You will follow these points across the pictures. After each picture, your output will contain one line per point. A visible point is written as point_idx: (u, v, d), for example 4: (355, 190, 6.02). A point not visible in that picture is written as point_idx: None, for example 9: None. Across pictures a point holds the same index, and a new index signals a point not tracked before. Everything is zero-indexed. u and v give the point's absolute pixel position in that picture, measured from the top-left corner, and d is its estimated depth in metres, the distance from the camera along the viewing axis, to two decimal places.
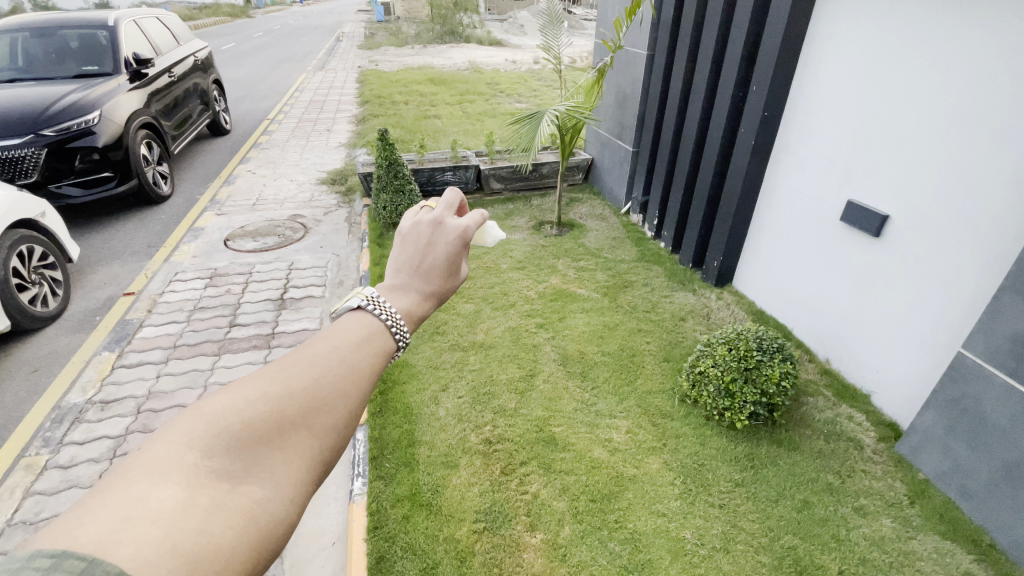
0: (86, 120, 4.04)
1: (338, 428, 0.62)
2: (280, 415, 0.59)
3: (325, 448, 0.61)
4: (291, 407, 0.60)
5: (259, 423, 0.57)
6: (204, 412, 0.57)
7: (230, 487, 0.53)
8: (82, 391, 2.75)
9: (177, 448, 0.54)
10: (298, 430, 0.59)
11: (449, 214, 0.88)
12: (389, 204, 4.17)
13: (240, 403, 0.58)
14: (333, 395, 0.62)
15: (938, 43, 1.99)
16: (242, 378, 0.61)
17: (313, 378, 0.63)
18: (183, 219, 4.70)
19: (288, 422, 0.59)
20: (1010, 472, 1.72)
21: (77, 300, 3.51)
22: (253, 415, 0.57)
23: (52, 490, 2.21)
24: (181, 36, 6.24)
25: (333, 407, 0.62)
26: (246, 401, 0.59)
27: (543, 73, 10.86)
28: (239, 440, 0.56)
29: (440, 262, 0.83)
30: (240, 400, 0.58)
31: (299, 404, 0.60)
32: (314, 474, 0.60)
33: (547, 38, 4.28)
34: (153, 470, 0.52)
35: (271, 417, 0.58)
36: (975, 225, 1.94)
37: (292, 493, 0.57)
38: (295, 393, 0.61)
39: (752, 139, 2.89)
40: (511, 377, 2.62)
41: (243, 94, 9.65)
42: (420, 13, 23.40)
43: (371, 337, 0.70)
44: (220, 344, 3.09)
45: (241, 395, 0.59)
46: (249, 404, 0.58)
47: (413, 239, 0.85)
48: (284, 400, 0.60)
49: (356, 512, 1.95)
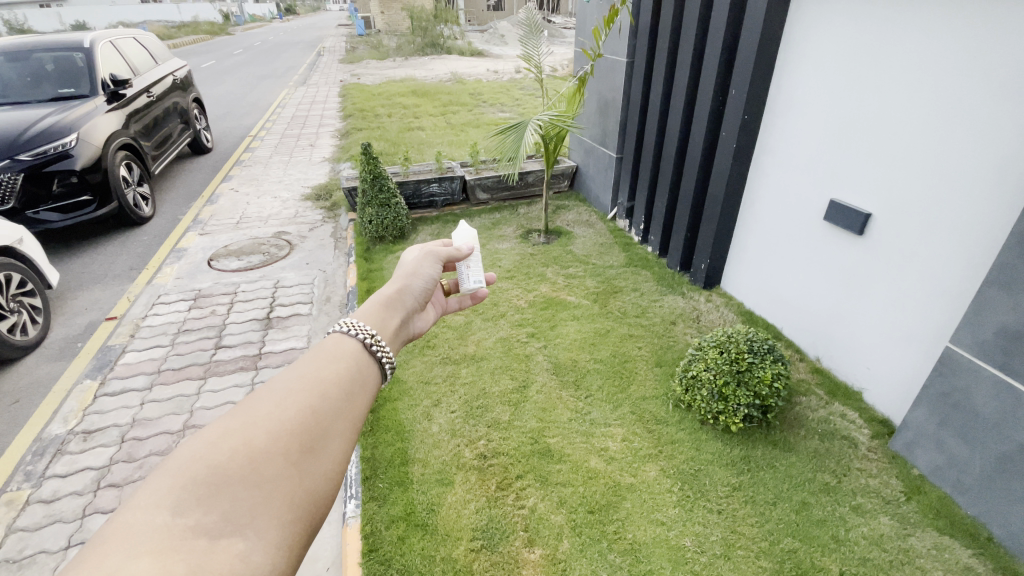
0: (63, 144, 3.98)
1: (305, 457, 0.70)
2: (248, 448, 0.66)
3: (295, 480, 0.67)
4: (259, 437, 0.68)
5: (226, 463, 0.64)
6: (168, 473, 0.62)
7: (208, 542, 0.57)
8: (64, 422, 2.67)
9: (146, 513, 0.57)
10: (270, 456, 0.67)
11: (419, 283, 1.24)
12: (375, 218, 4.14)
13: (205, 449, 0.65)
14: (299, 414, 0.72)
15: (916, 40, 2.02)
16: (202, 433, 0.67)
17: (274, 408, 0.72)
18: (165, 240, 4.62)
19: (257, 452, 0.66)
20: (1004, 464, 1.73)
21: (58, 327, 3.42)
22: (218, 463, 0.63)
23: (35, 526, 2.13)
24: (158, 55, 6.18)
25: (295, 438, 0.70)
26: (209, 450, 0.65)
27: (525, 82, 10.97)
28: (209, 484, 0.62)
29: (404, 304, 1.15)
30: (202, 449, 0.65)
31: (264, 431, 0.69)
32: (288, 506, 0.65)
33: (527, 47, 4.30)
34: (125, 541, 0.54)
35: (240, 452, 0.66)
36: (960, 220, 1.96)
37: (270, 532, 0.62)
38: (259, 424, 0.69)
39: (733, 142, 2.91)
40: (504, 389, 2.59)
41: (224, 112, 9.58)
42: (401, 26, 23.54)
43: (322, 357, 0.85)
44: (206, 367, 3.02)
45: (205, 448, 0.65)
46: (215, 447, 0.65)
47: (399, 290, 1.17)
48: (249, 433, 0.68)
49: (350, 535, 1.91)
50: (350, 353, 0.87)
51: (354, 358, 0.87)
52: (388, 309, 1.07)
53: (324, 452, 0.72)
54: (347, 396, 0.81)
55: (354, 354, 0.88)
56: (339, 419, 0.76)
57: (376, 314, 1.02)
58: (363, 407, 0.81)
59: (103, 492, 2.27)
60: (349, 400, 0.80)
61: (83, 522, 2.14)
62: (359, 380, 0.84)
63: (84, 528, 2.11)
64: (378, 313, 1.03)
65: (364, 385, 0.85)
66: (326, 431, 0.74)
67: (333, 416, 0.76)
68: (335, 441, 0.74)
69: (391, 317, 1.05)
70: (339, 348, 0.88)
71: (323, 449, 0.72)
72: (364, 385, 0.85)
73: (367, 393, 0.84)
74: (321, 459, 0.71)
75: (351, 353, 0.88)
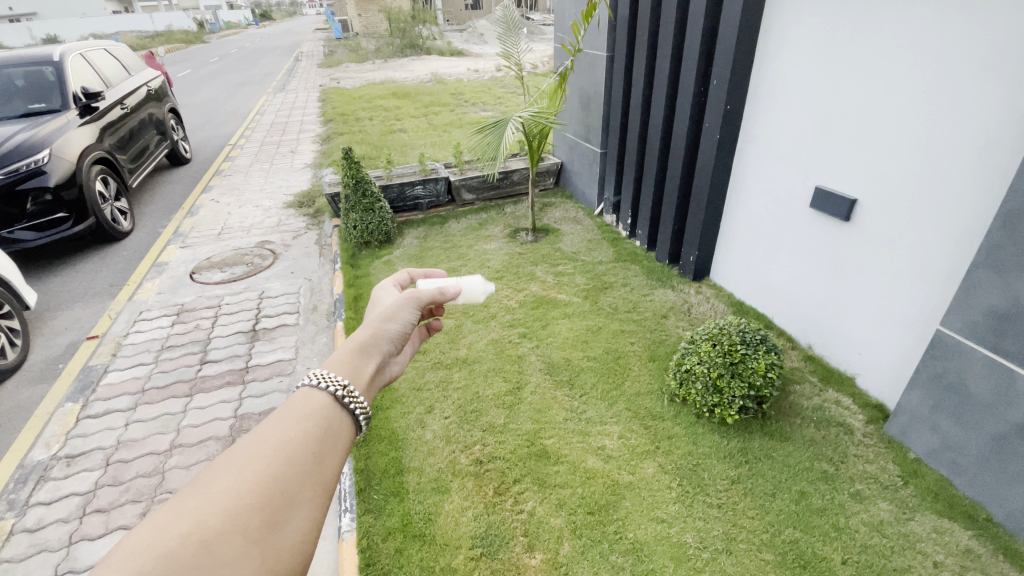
0: (36, 160, 3.86)
1: (267, 535, 0.68)
2: (201, 530, 0.64)
3: (254, 560, 0.66)
4: (215, 517, 0.66)
5: (177, 550, 0.62)
6: (112, 567, 0.59)
7: None
8: (45, 447, 2.58)
9: None
10: (226, 539, 0.65)
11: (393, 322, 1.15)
12: (360, 223, 4.08)
13: (154, 536, 0.62)
14: (261, 485, 0.71)
15: (895, 25, 2.02)
16: (153, 517, 0.64)
17: (233, 479, 0.70)
18: (146, 254, 4.52)
19: (212, 535, 0.65)
20: (1000, 445, 1.73)
21: (37, 349, 3.32)
22: (170, 553, 0.61)
23: (20, 556, 2.06)
24: (131, 66, 6.04)
25: (255, 514, 0.69)
26: (160, 537, 0.63)
27: (506, 80, 10.96)
28: None
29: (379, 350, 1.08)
30: (153, 535, 0.62)
31: (221, 509, 0.67)
32: None
33: (506, 45, 4.23)
34: None
35: (193, 535, 0.64)
36: (947, 202, 1.95)
37: None
38: (215, 502, 0.67)
39: (717, 132, 2.90)
40: (498, 392, 2.55)
41: (202, 122, 9.39)
42: (378, 28, 23.43)
43: (289, 414, 0.82)
44: (191, 383, 2.95)
45: (154, 537, 0.62)
46: (164, 533, 0.63)
47: (374, 338, 1.08)
48: (204, 512, 0.66)
49: (346, 550, 1.86)
50: (319, 409, 0.83)
51: (322, 415, 0.83)
52: (361, 354, 1.01)
53: (289, 524, 0.71)
54: (316, 457, 0.78)
55: (324, 410, 0.84)
56: (306, 485, 0.74)
57: (348, 362, 0.96)
58: (334, 466, 0.79)
59: (89, 518, 2.19)
60: (317, 462, 0.77)
61: (70, 550, 2.07)
62: (331, 439, 0.82)
63: (71, 556, 2.04)
64: (349, 361, 0.97)
65: (334, 443, 0.82)
66: (291, 502, 0.72)
67: (299, 483, 0.74)
68: (301, 509, 0.73)
69: (365, 365, 1.00)
70: (308, 403, 0.83)
71: (288, 523, 0.71)
72: (336, 441, 0.83)
73: (337, 450, 0.81)
74: (285, 533, 0.70)
75: (321, 408, 0.83)
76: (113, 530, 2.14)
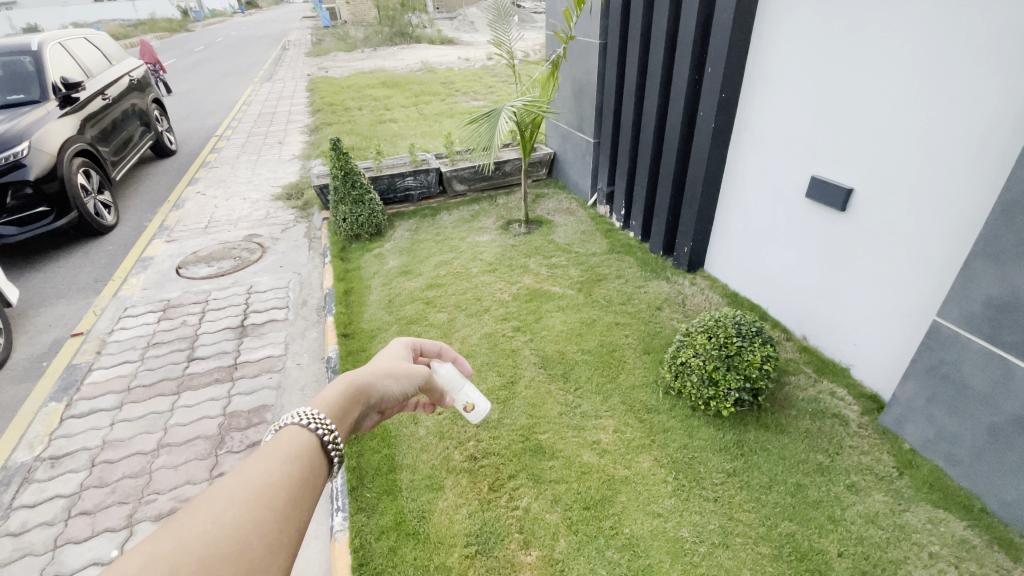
0: (14, 153, 3.74)
1: None
2: None
3: None
4: (188, 566, 0.62)
5: None
6: None
7: None
8: (29, 448, 2.52)
9: None
10: None
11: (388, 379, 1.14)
12: (349, 215, 4.01)
13: None
14: (238, 533, 0.69)
15: (892, 12, 1.98)
16: (121, 562, 0.59)
17: (210, 525, 0.67)
18: (131, 248, 4.42)
19: None
20: (995, 435, 1.73)
21: (20, 348, 3.24)
22: None
23: (4, 561, 2.01)
24: (112, 55, 5.86)
25: (229, 564, 0.66)
26: None
27: (498, 69, 10.83)
28: None
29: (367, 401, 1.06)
30: None
31: (196, 557, 0.64)
32: None
33: (497, 32, 4.14)
34: None
35: None
36: (945, 191, 1.93)
37: None
38: (190, 549, 0.64)
39: (712, 121, 2.86)
40: (491, 386, 2.53)
41: (187, 112, 9.19)
42: (367, 16, 23.11)
43: (273, 454, 0.80)
44: (179, 381, 2.89)
45: None
46: None
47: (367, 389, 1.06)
48: (178, 561, 0.62)
49: (339, 550, 1.83)
50: (304, 449, 0.82)
51: (307, 457, 0.82)
52: (354, 395, 1.00)
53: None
54: (296, 502, 0.76)
55: (307, 452, 0.82)
56: (283, 533, 0.73)
57: (338, 404, 0.94)
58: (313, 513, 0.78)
59: (75, 521, 2.14)
60: (298, 508, 0.75)
61: (56, 553, 2.02)
62: (312, 481, 0.81)
63: (56, 560, 2.00)
64: (339, 403, 0.95)
65: (315, 488, 0.81)
66: (267, 552, 0.70)
67: (276, 530, 0.72)
68: (278, 560, 0.70)
69: (351, 411, 0.98)
70: (293, 443, 0.82)
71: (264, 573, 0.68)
72: (315, 486, 0.81)
73: (316, 496, 0.80)
74: None
75: (304, 450, 0.82)
76: (100, 532, 2.10)
